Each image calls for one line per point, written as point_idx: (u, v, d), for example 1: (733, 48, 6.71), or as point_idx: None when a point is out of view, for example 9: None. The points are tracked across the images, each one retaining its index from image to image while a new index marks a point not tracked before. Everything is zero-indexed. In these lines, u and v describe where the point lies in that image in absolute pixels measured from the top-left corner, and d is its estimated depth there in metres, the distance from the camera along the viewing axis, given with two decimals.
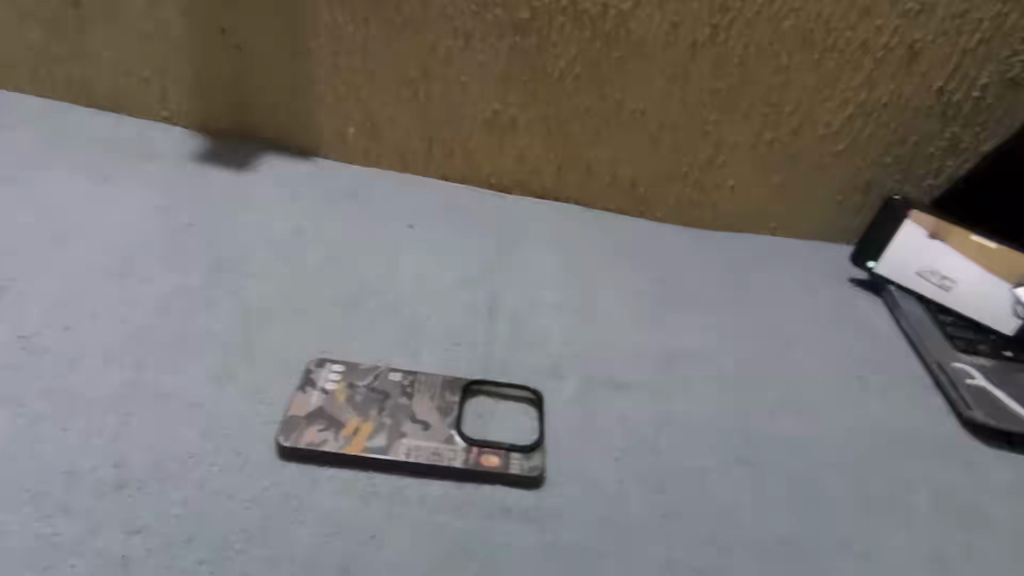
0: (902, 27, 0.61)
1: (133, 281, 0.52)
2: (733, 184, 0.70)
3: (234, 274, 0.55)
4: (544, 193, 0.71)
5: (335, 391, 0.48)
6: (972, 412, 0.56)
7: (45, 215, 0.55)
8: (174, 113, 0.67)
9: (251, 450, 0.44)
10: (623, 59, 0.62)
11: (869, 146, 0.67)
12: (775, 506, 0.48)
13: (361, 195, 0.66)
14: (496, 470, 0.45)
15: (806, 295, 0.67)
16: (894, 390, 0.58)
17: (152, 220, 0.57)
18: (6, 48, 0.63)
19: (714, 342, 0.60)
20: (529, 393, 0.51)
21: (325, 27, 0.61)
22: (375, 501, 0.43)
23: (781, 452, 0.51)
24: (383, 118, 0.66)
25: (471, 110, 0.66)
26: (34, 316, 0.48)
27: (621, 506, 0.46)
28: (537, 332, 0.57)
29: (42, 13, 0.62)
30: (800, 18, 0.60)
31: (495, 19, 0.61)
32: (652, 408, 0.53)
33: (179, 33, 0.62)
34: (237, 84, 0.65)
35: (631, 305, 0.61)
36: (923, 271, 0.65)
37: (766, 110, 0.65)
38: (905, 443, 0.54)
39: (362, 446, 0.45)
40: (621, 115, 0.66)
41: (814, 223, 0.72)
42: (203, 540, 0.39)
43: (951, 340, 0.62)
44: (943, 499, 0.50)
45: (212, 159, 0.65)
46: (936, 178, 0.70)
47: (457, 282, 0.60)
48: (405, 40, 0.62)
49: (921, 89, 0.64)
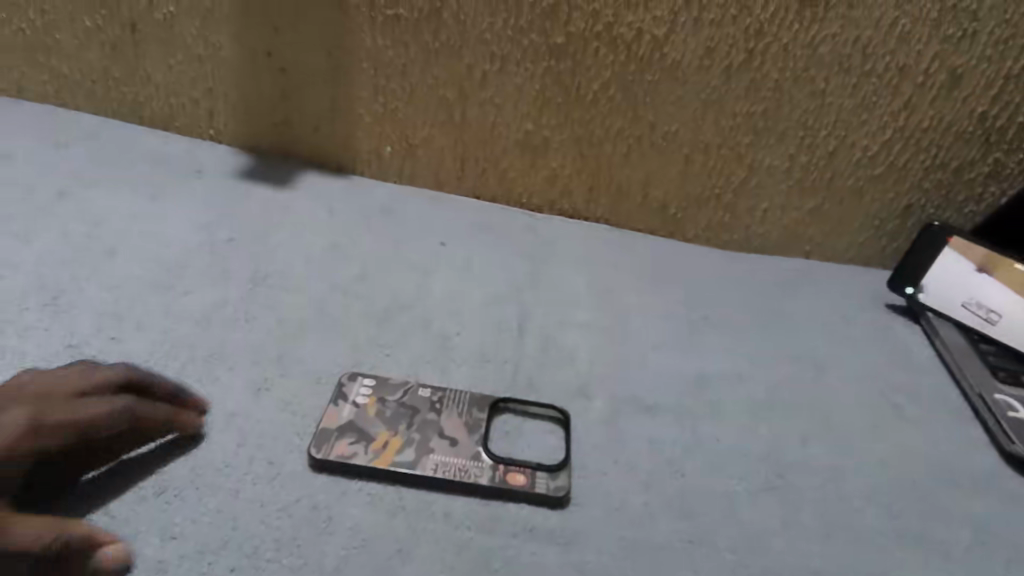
0: (943, 53, 0.60)
1: (176, 293, 0.54)
2: (766, 207, 0.69)
3: (271, 288, 0.57)
4: (575, 212, 0.72)
5: (366, 404, 0.49)
6: (1015, 445, 0.54)
7: (98, 231, 0.57)
8: (220, 131, 0.69)
9: (284, 461, 0.45)
10: (657, 82, 0.63)
11: (907, 170, 0.66)
12: (806, 533, 0.47)
13: (396, 212, 0.68)
14: (522, 488, 0.45)
15: (847, 323, 0.65)
16: (934, 422, 0.57)
17: (197, 234, 0.60)
18: (69, 69, 0.67)
19: (745, 364, 0.59)
20: (556, 413, 0.52)
21: (367, 51, 0.63)
22: (401, 515, 0.43)
23: (813, 478, 0.51)
24: (420, 138, 0.68)
25: (505, 131, 0.67)
26: (83, 325, 0.50)
27: (646, 530, 0.45)
28: (565, 350, 0.57)
29: (102, 37, 0.65)
30: (837, 43, 0.60)
31: (531, 43, 0.62)
32: (679, 430, 0.52)
33: (228, 56, 0.65)
34: (280, 105, 0.67)
35: (662, 327, 0.61)
36: (968, 303, 0.63)
37: (801, 134, 0.65)
38: (945, 476, 0.52)
39: (391, 460, 0.46)
40: (654, 137, 0.66)
41: (852, 248, 0.72)
42: (235, 548, 0.40)
43: (992, 370, 0.60)
44: (985, 534, 0.49)
45: (254, 176, 0.68)
46: (978, 205, 0.68)
47: (488, 299, 0.61)
48: (442, 65, 0.64)
49: (962, 114, 0.63)
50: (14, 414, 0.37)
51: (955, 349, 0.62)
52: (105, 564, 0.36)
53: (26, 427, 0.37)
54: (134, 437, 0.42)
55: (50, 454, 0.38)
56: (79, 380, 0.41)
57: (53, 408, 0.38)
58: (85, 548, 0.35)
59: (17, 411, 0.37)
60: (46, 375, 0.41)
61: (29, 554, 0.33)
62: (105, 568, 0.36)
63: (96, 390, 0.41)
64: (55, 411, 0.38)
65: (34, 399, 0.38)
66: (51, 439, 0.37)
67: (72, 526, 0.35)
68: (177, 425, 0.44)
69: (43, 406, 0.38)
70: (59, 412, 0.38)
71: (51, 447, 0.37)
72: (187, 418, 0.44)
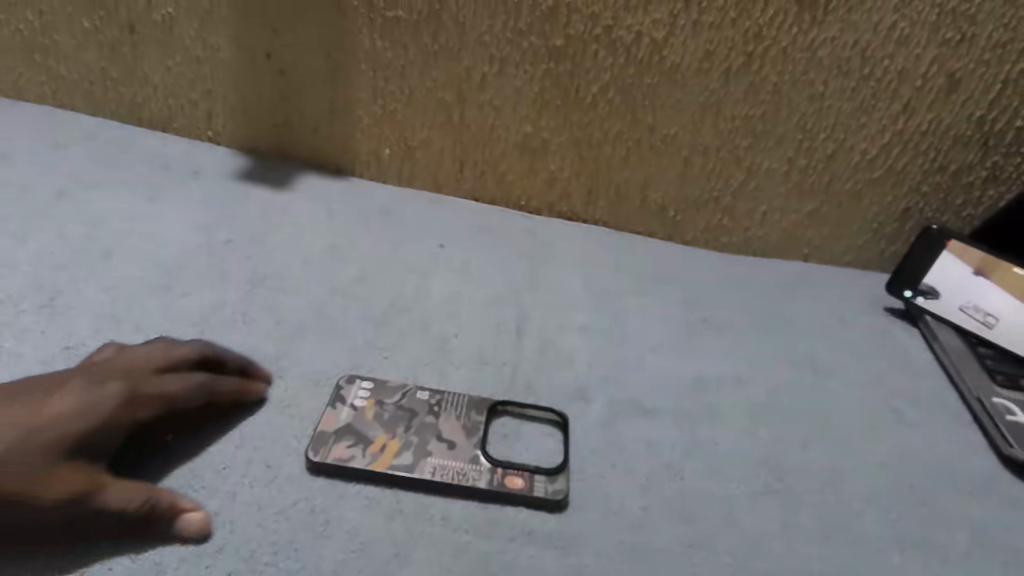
0: (941, 57, 0.60)
1: (173, 294, 0.54)
2: (765, 210, 0.69)
3: (270, 289, 0.57)
4: (574, 215, 0.72)
5: (364, 407, 0.49)
6: (1013, 449, 0.54)
7: (95, 232, 0.57)
8: (218, 132, 0.69)
9: (282, 464, 0.45)
10: (656, 85, 0.63)
11: (906, 173, 0.66)
12: (805, 536, 0.47)
13: (394, 214, 0.68)
14: (520, 491, 0.45)
15: (845, 326, 0.65)
16: (933, 425, 0.57)
17: (195, 236, 0.59)
18: (67, 70, 0.67)
19: (744, 367, 0.59)
20: (555, 416, 0.51)
21: (366, 53, 0.63)
22: (399, 518, 0.43)
23: (811, 482, 0.51)
24: (419, 141, 0.68)
25: (504, 133, 0.67)
26: (80, 327, 0.49)
27: (645, 533, 0.45)
28: (564, 353, 0.57)
29: (101, 39, 0.65)
30: (836, 46, 0.60)
31: (530, 45, 0.62)
32: (678, 432, 0.52)
33: (227, 57, 0.65)
34: (279, 106, 0.67)
35: (660, 330, 0.61)
36: (965, 307, 0.63)
37: (800, 137, 0.65)
38: (943, 479, 0.52)
39: (388, 463, 0.45)
40: (653, 140, 0.66)
41: (850, 251, 0.72)
42: (232, 551, 0.40)
43: (990, 373, 0.60)
44: (983, 538, 0.49)
45: (252, 177, 0.68)
46: (976, 208, 0.69)
47: (487, 302, 0.60)
48: (441, 67, 0.64)
49: (960, 118, 0.64)
50: (110, 386, 0.40)
51: (953, 352, 0.62)
52: (182, 532, 0.39)
53: (121, 398, 0.40)
54: (208, 408, 0.45)
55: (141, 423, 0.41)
56: (159, 355, 0.44)
57: (142, 381, 0.41)
58: (166, 515, 0.39)
59: (113, 383, 0.40)
60: (128, 351, 0.44)
61: (117, 513, 0.37)
62: (181, 535, 0.39)
63: (176, 364, 0.44)
64: (144, 384, 0.41)
65: (126, 372, 0.41)
66: (144, 410, 0.41)
67: (159, 492, 0.39)
68: (246, 395, 0.47)
69: (134, 379, 0.41)
70: (147, 386, 0.41)
71: (142, 417, 0.41)
72: (254, 387, 0.48)
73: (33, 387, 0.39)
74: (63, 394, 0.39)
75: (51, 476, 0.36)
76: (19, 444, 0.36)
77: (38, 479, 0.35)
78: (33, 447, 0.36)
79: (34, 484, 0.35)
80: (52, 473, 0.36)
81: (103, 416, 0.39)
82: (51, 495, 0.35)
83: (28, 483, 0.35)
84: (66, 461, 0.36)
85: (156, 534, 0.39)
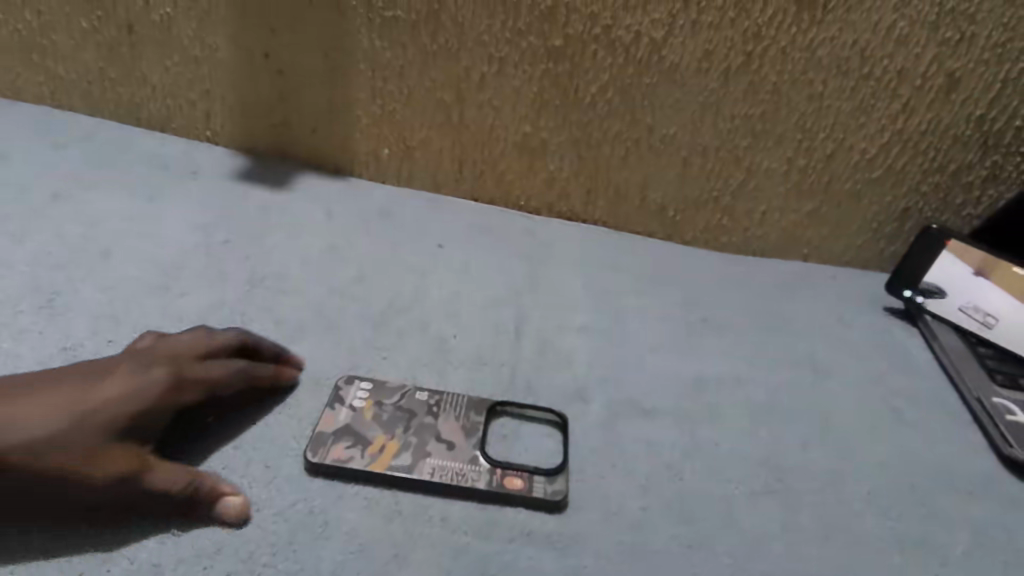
0: (941, 56, 0.60)
1: (171, 295, 0.54)
2: (764, 210, 0.69)
3: (269, 290, 0.56)
4: (574, 215, 0.72)
5: (363, 408, 0.49)
6: (1013, 449, 0.54)
7: (94, 232, 0.57)
8: (217, 132, 0.69)
9: (281, 464, 0.44)
10: (655, 84, 0.63)
11: (905, 172, 0.66)
12: (804, 537, 0.47)
13: (393, 214, 0.68)
14: (519, 492, 0.45)
15: (845, 326, 0.65)
16: (933, 425, 0.57)
17: (193, 236, 0.59)
18: (65, 70, 0.67)
19: (744, 367, 0.59)
20: (554, 416, 0.51)
21: (365, 53, 0.63)
22: (398, 520, 0.43)
23: (811, 482, 0.50)
24: (418, 140, 0.68)
25: (503, 133, 0.67)
26: (78, 328, 0.49)
27: (644, 534, 0.45)
28: (563, 353, 0.57)
29: (99, 39, 0.65)
30: (835, 46, 0.60)
31: (529, 45, 0.62)
32: (678, 432, 0.52)
33: (226, 58, 0.64)
34: (278, 106, 0.67)
35: (660, 330, 0.61)
36: (965, 307, 0.63)
37: (799, 137, 0.65)
38: (942, 479, 0.52)
39: (387, 464, 0.45)
40: (652, 140, 0.66)
41: (850, 251, 0.72)
42: (230, 552, 0.39)
43: (990, 374, 0.60)
44: (983, 538, 0.49)
45: (251, 177, 0.68)
46: (976, 208, 0.69)
47: (487, 302, 0.60)
48: (440, 68, 0.63)
49: (960, 118, 0.63)
50: (157, 370, 0.42)
51: (952, 352, 0.62)
52: (222, 516, 0.41)
53: (168, 382, 0.41)
54: (245, 393, 0.47)
55: (185, 407, 0.43)
56: (200, 342, 0.45)
57: (187, 366, 0.43)
58: (208, 498, 0.40)
59: (159, 367, 0.42)
60: (171, 337, 0.46)
61: (161, 494, 0.39)
62: (220, 519, 0.41)
63: (217, 351, 0.46)
64: (188, 369, 0.43)
65: (171, 357, 0.43)
66: (188, 394, 0.42)
67: (201, 475, 0.41)
68: (280, 381, 0.49)
69: (179, 364, 0.43)
70: (191, 371, 0.43)
71: (186, 400, 0.42)
72: (289, 372, 0.49)
73: (82, 372, 0.41)
74: (113, 378, 0.40)
75: (102, 456, 0.37)
76: (73, 425, 0.38)
77: (89, 459, 0.37)
78: (86, 428, 0.38)
79: (86, 463, 0.37)
80: (103, 453, 0.37)
81: (151, 399, 0.40)
82: (101, 474, 0.37)
83: (81, 463, 0.37)
84: (116, 442, 0.38)
85: (198, 515, 0.40)
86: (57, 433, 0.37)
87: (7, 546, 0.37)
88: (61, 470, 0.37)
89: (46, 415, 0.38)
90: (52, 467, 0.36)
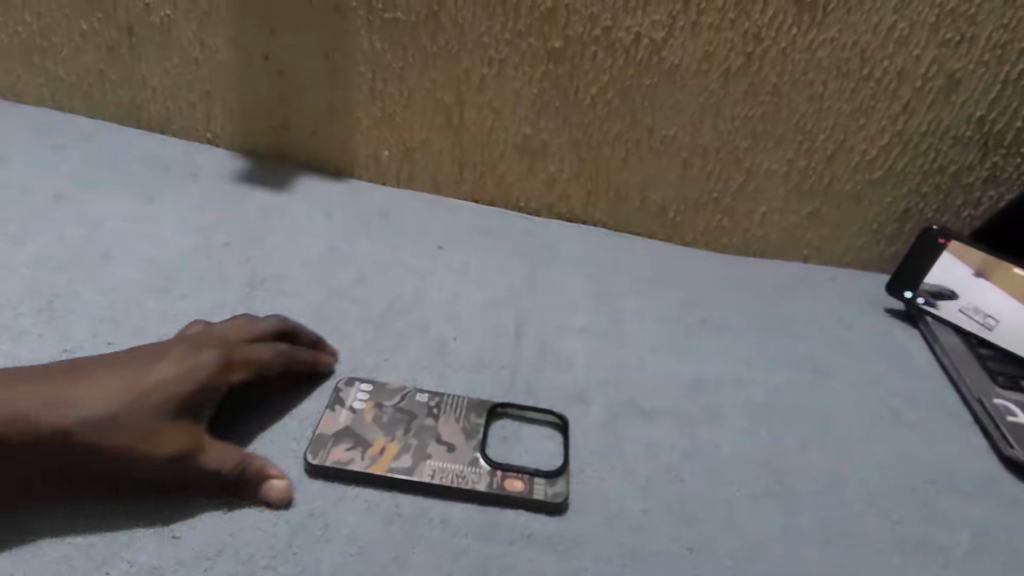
0: (941, 57, 0.60)
1: (171, 297, 0.54)
2: (765, 211, 0.69)
3: (269, 291, 0.56)
4: (574, 216, 0.72)
5: (363, 410, 0.49)
6: (1014, 450, 0.54)
7: (94, 234, 0.57)
8: (217, 133, 0.69)
9: (281, 466, 0.44)
10: (655, 86, 0.63)
11: (906, 174, 0.66)
12: (805, 538, 0.47)
13: (393, 215, 0.68)
14: (519, 494, 0.45)
15: (845, 327, 0.65)
16: (933, 427, 0.57)
17: (193, 238, 0.59)
18: (65, 72, 0.67)
19: (744, 369, 0.59)
20: (554, 418, 0.51)
21: (365, 54, 0.63)
22: (398, 522, 0.43)
23: (811, 484, 0.50)
24: (418, 141, 0.68)
25: (503, 135, 0.67)
26: (78, 330, 0.49)
27: (644, 536, 0.45)
28: (564, 355, 0.57)
29: (99, 40, 0.65)
30: (835, 47, 0.60)
31: (529, 47, 0.62)
32: (678, 434, 0.52)
33: (227, 60, 0.64)
34: (278, 108, 0.67)
35: (660, 331, 0.61)
36: (965, 308, 0.63)
37: (799, 138, 0.65)
38: (943, 481, 0.52)
39: (387, 465, 0.45)
40: (652, 141, 0.66)
41: (849, 252, 0.72)
42: (231, 554, 0.39)
43: (991, 375, 0.60)
44: (984, 540, 0.48)
45: (251, 178, 0.67)
46: (977, 209, 0.68)
47: (487, 303, 0.60)
48: (440, 69, 0.63)
49: (960, 119, 0.63)
50: (207, 353, 0.43)
51: (953, 353, 0.62)
52: (267, 498, 0.42)
53: (219, 363, 0.43)
54: (285, 378, 0.48)
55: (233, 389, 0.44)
56: (245, 328, 0.47)
57: (235, 349, 0.45)
58: (256, 479, 0.42)
59: (209, 351, 0.43)
60: (213, 326, 0.47)
61: (214, 472, 0.40)
62: (265, 500, 0.42)
63: (257, 338, 0.47)
64: (234, 353, 0.45)
65: (218, 342, 0.45)
66: (236, 374, 0.44)
67: (250, 456, 0.42)
68: (318, 366, 0.50)
69: (227, 347, 0.44)
70: (239, 354, 0.45)
71: (234, 382, 0.44)
72: (323, 359, 0.51)
73: (137, 354, 0.42)
74: (167, 360, 0.42)
75: (161, 435, 0.39)
76: (134, 405, 0.39)
77: (149, 438, 0.38)
78: (146, 407, 0.39)
79: (146, 441, 0.38)
80: (161, 432, 0.39)
81: (204, 379, 0.42)
82: (160, 452, 0.39)
83: (141, 442, 0.38)
84: (174, 421, 0.40)
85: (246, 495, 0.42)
86: (120, 412, 0.38)
87: (57, 522, 0.39)
88: (122, 448, 0.38)
89: (108, 394, 0.39)
90: (114, 445, 0.38)
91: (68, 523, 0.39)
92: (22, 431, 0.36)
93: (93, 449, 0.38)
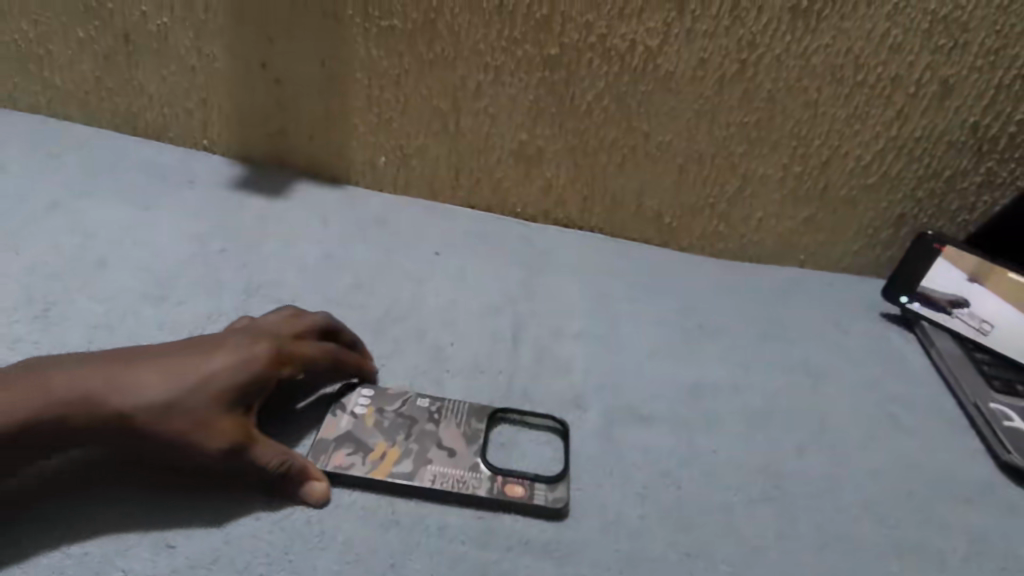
0: (935, 63, 0.61)
1: (168, 304, 0.54)
2: (761, 216, 0.70)
3: (266, 299, 0.56)
4: (570, 222, 0.72)
5: (365, 414, 0.49)
6: (1010, 454, 0.54)
7: (89, 242, 0.57)
8: (214, 140, 0.69)
9: None
10: (650, 92, 0.63)
11: (900, 179, 0.67)
12: (801, 543, 0.47)
13: (390, 221, 0.68)
14: (520, 500, 0.45)
15: (842, 332, 0.65)
16: (929, 431, 0.57)
17: (188, 245, 0.59)
18: (62, 80, 0.67)
19: (740, 374, 0.59)
20: (554, 423, 0.51)
21: (361, 62, 0.63)
22: (395, 530, 0.43)
23: (808, 489, 0.50)
24: (414, 148, 0.68)
25: (499, 141, 0.67)
26: (74, 337, 0.49)
27: (642, 542, 0.45)
28: (561, 360, 0.57)
29: (96, 48, 0.65)
30: (830, 53, 0.60)
31: (525, 54, 0.62)
32: (675, 440, 0.52)
33: (224, 67, 0.65)
34: (275, 115, 0.67)
35: (657, 335, 0.61)
36: (961, 313, 0.63)
37: (794, 144, 0.65)
38: (940, 486, 0.52)
39: (388, 471, 0.45)
40: (647, 147, 0.66)
41: (845, 257, 0.72)
42: (227, 562, 0.39)
43: (987, 379, 0.60)
44: (981, 545, 0.48)
45: (247, 185, 0.68)
46: (971, 214, 0.69)
47: (484, 309, 0.60)
48: (435, 76, 0.64)
49: (954, 124, 0.64)
50: (260, 344, 0.43)
51: (949, 358, 0.62)
52: (306, 497, 0.43)
53: (272, 355, 0.43)
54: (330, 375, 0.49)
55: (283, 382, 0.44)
56: (296, 323, 0.48)
57: (286, 343, 0.45)
58: (298, 477, 0.42)
59: (262, 342, 0.44)
60: (263, 319, 0.48)
61: (260, 468, 0.41)
62: (304, 498, 0.43)
63: (307, 333, 0.48)
64: (287, 346, 0.45)
65: (270, 335, 0.45)
66: (288, 367, 0.44)
67: (295, 454, 0.42)
68: (364, 372, 0.51)
69: (280, 341, 0.45)
70: (290, 347, 0.45)
71: (285, 376, 0.44)
72: (368, 367, 0.51)
73: (196, 343, 0.43)
74: (222, 350, 0.42)
75: (213, 424, 0.39)
76: (189, 393, 0.39)
77: (203, 427, 0.39)
78: (200, 397, 0.39)
79: (199, 431, 0.39)
80: (215, 423, 0.39)
81: (258, 370, 0.42)
82: (212, 443, 0.39)
83: (193, 431, 0.39)
84: (228, 411, 0.40)
85: (286, 493, 0.42)
86: (174, 398, 0.39)
87: (90, 517, 0.40)
88: (175, 437, 0.39)
89: (164, 380, 0.40)
90: (167, 431, 0.39)
91: (100, 518, 0.40)
92: (81, 413, 0.38)
93: (146, 433, 0.39)
